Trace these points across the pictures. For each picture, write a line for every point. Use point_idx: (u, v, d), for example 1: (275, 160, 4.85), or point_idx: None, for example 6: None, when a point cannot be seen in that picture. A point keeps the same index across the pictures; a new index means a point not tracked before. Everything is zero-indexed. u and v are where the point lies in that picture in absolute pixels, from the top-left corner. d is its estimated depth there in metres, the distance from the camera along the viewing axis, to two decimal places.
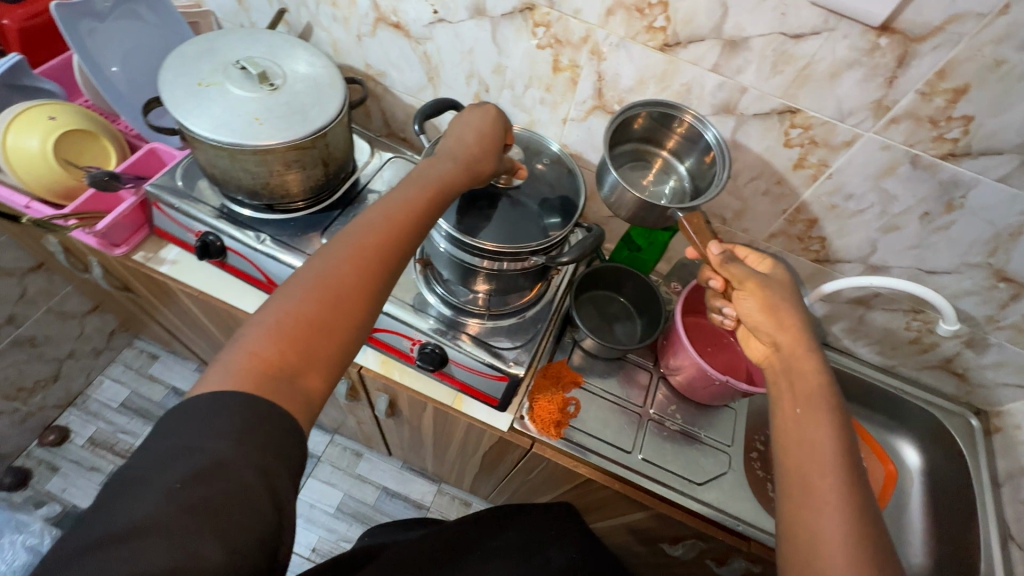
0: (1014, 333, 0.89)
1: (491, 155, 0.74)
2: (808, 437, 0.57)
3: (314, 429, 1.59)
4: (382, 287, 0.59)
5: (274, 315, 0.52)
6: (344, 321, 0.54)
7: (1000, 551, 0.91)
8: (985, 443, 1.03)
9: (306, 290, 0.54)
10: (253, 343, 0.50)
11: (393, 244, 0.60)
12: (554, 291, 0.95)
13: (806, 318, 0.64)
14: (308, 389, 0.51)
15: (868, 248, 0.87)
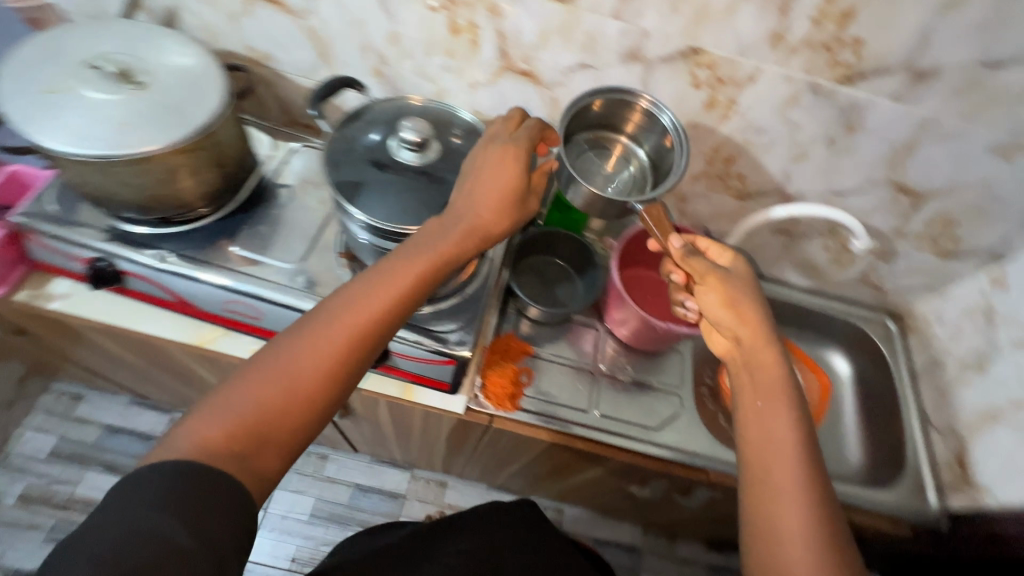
0: (917, 240, 0.96)
1: (511, 216, 0.68)
2: (767, 432, 0.60)
3: None
4: (355, 366, 0.59)
5: (232, 395, 0.53)
6: (305, 396, 0.55)
7: (922, 437, 1.02)
8: (902, 343, 1.12)
9: (268, 368, 0.55)
10: (204, 423, 0.51)
11: (368, 318, 0.59)
12: (490, 265, 0.93)
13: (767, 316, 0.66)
14: (259, 464, 0.52)
15: (784, 179, 0.90)
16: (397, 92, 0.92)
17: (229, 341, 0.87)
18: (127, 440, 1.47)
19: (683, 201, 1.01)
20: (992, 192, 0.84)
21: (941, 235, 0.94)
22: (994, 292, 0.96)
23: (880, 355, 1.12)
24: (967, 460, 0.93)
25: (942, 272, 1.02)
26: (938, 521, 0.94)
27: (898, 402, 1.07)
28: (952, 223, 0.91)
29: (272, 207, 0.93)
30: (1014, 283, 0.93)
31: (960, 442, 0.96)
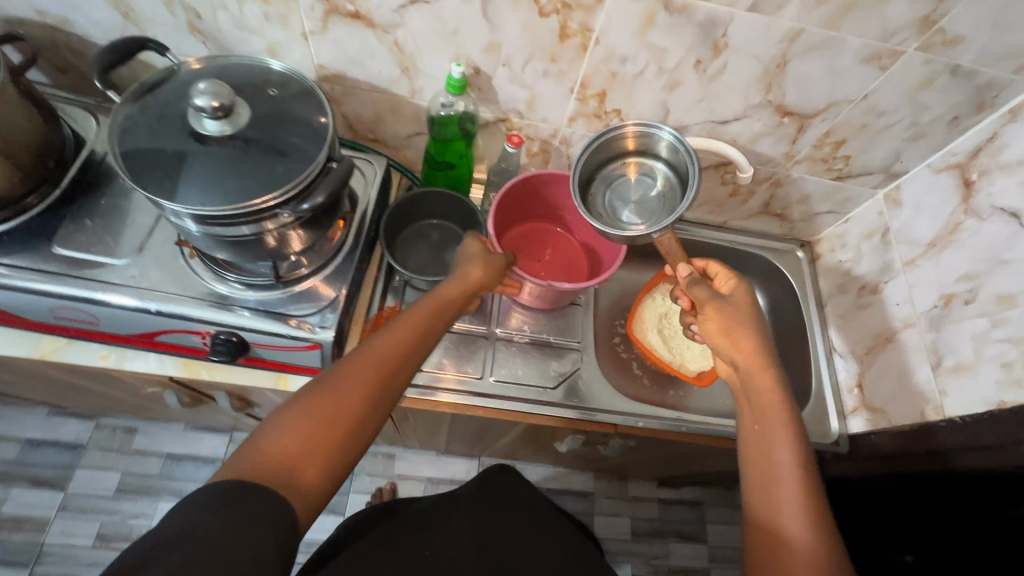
0: (810, 164, 0.91)
1: (493, 266, 0.78)
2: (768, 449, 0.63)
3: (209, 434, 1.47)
4: (388, 399, 0.62)
5: (279, 424, 0.55)
6: (351, 432, 0.57)
7: (827, 363, 1.01)
8: (810, 271, 1.10)
9: (313, 397, 0.57)
10: (271, 439, 0.53)
11: (404, 353, 0.64)
12: (354, 237, 0.86)
13: (765, 345, 0.70)
14: (304, 489, 0.53)
15: (662, 111, 0.83)
16: (226, 51, 0.81)
17: (74, 350, 0.80)
18: (49, 452, 1.41)
19: (567, 144, 0.93)
20: (874, 106, 0.79)
21: (832, 157, 0.89)
22: (890, 211, 0.93)
23: (789, 286, 1.10)
24: (864, 383, 0.94)
25: (841, 195, 0.98)
26: (837, 444, 0.95)
27: (805, 331, 1.06)
28: (840, 143, 0.86)
29: (100, 197, 0.82)
30: (907, 201, 0.90)
31: (859, 366, 0.95)
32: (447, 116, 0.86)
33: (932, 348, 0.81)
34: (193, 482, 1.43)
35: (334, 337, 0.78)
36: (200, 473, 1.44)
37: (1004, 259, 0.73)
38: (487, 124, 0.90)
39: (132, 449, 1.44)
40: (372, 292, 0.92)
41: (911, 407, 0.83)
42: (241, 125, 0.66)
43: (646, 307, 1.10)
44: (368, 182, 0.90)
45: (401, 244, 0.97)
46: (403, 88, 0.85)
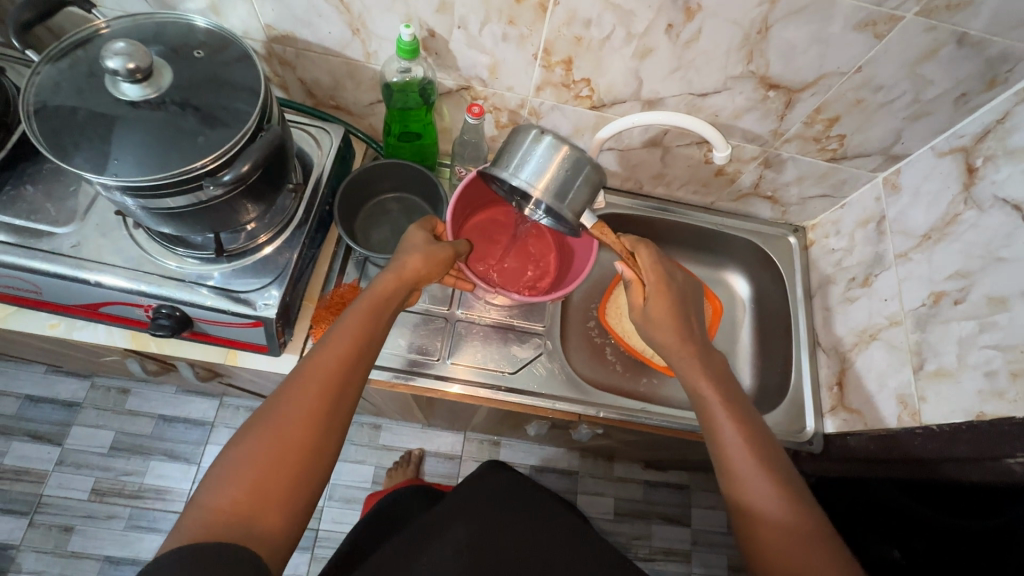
0: (801, 143, 0.84)
1: (434, 258, 0.74)
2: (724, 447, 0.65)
3: (196, 397, 1.47)
4: (338, 413, 0.60)
5: (230, 466, 0.54)
6: (308, 441, 0.57)
7: (810, 358, 0.95)
8: (801, 258, 1.03)
9: (260, 427, 0.57)
10: (217, 493, 0.53)
11: (343, 363, 0.62)
12: (305, 210, 0.82)
13: (688, 326, 0.74)
14: (274, 514, 0.54)
15: (634, 81, 0.76)
16: (168, 7, 0.76)
17: (23, 319, 0.79)
18: (49, 408, 1.41)
19: (536, 116, 0.87)
20: (870, 80, 0.71)
21: (825, 136, 0.81)
22: (887, 197, 0.85)
23: (777, 273, 1.03)
24: (844, 380, 0.88)
25: (835, 178, 0.90)
26: (811, 443, 0.90)
27: (788, 321, 1.00)
28: (834, 120, 0.78)
29: (44, 163, 0.80)
30: (906, 187, 0.82)
31: (841, 362, 0.89)
32: (404, 82, 0.80)
33: (917, 349, 0.75)
34: (186, 444, 1.43)
35: (277, 315, 0.75)
36: (193, 436, 1.44)
37: (1001, 256, 0.65)
38: (449, 92, 0.84)
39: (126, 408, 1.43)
40: (329, 267, 0.89)
41: (889, 410, 0.78)
42: (164, 87, 0.62)
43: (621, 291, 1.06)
44: (323, 151, 0.85)
45: (363, 219, 0.95)
46: (356, 51, 0.79)
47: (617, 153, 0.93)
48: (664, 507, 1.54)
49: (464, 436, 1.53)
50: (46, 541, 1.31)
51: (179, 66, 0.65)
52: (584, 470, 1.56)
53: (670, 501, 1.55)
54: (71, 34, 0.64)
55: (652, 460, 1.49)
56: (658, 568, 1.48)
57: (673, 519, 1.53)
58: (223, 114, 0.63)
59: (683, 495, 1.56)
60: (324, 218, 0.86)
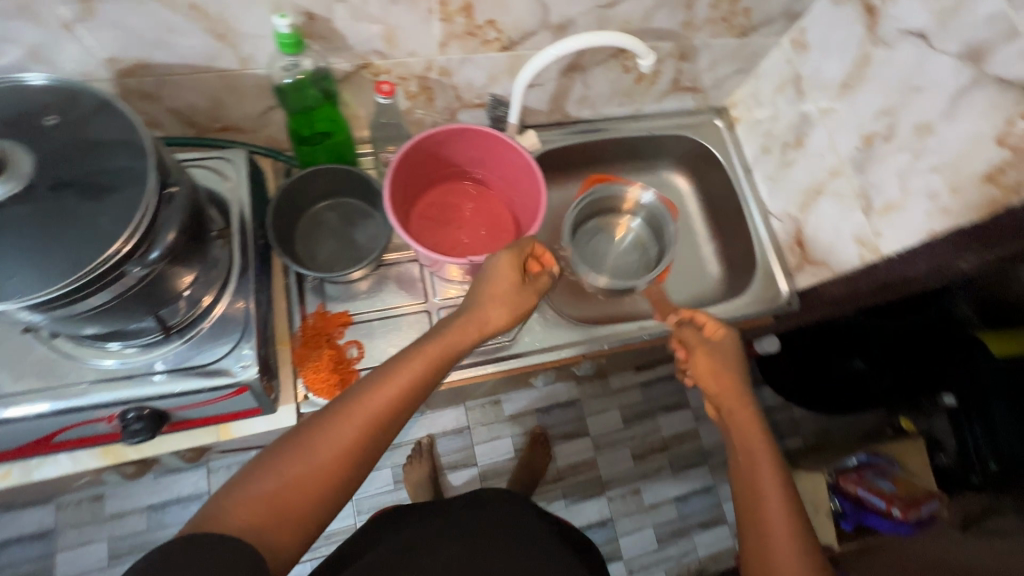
0: (711, 27, 0.83)
1: (513, 306, 0.69)
2: (747, 447, 0.65)
3: (182, 475, 1.37)
4: (372, 449, 0.56)
5: (261, 473, 0.52)
6: (337, 473, 0.53)
7: (765, 227, 1.01)
8: (732, 137, 1.06)
9: (298, 443, 0.54)
10: (238, 499, 0.50)
11: (398, 399, 0.57)
12: (242, 253, 0.73)
13: (741, 372, 0.72)
14: (279, 537, 0.50)
15: (540, 9, 0.72)
16: None
17: None
18: (19, 549, 1.27)
19: (447, 74, 0.81)
20: None
21: (732, 14, 0.81)
22: (798, 57, 0.88)
23: (714, 158, 1.07)
24: (803, 239, 0.94)
25: (747, 52, 0.92)
26: (790, 304, 0.98)
27: (738, 200, 1.04)
28: None
29: None
30: (813, 41, 0.85)
31: (795, 223, 0.95)
32: (296, 81, 0.71)
33: (861, 191, 0.81)
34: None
35: (260, 374, 0.69)
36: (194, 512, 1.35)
37: (917, 85, 0.70)
38: (347, 77, 0.76)
39: (108, 515, 1.32)
40: (287, 302, 0.82)
41: (849, 252, 0.85)
42: (28, 174, 0.50)
43: (581, 226, 1.06)
44: (233, 183, 0.75)
45: (301, 239, 0.86)
46: (229, 60, 0.68)
47: (537, 89, 0.89)
48: (665, 398, 1.62)
49: (466, 407, 1.53)
50: None
51: (35, 142, 0.53)
52: (584, 394, 1.60)
53: (669, 392, 1.64)
54: None
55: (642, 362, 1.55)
56: (676, 452, 1.58)
57: (675, 406, 1.62)
58: (106, 180, 0.53)
59: (678, 383, 1.65)
60: (263, 254, 0.77)
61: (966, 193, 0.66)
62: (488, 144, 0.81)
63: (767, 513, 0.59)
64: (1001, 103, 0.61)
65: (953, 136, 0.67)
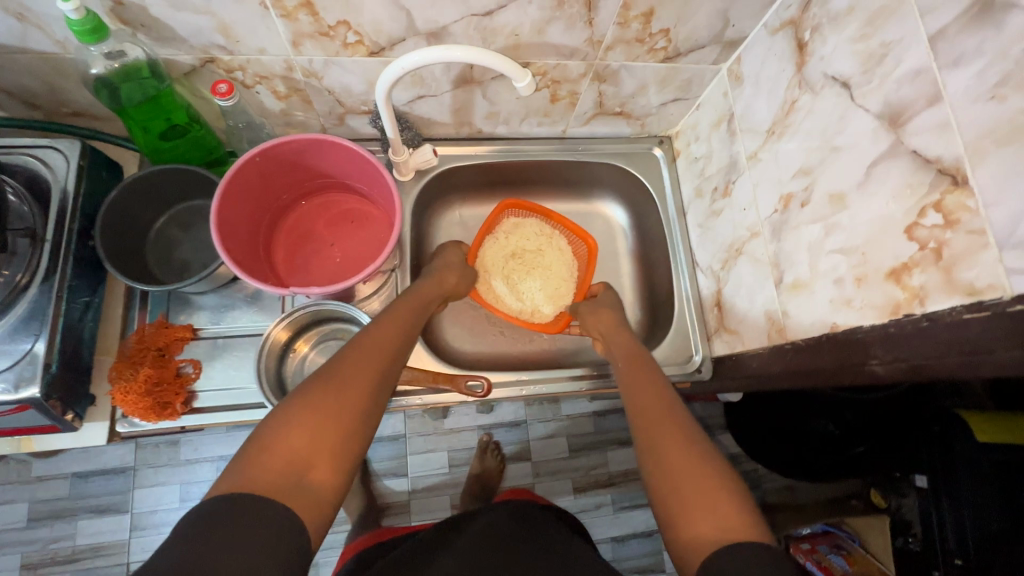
0: (625, 48, 0.72)
1: (464, 275, 0.85)
2: (637, 387, 0.65)
3: (104, 447, 1.36)
4: (380, 400, 0.53)
5: (288, 416, 0.47)
6: (355, 416, 0.50)
7: (691, 278, 0.89)
8: (671, 171, 0.93)
9: (316, 387, 0.50)
10: (282, 437, 0.45)
11: (392, 346, 0.59)
12: (49, 253, 0.66)
13: (621, 319, 0.82)
14: (324, 477, 0.45)
15: (399, 13, 0.61)
16: None
17: None
18: None
19: (314, 76, 0.72)
20: None
21: (648, 35, 0.69)
22: (733, 90, 0.75)
23: (648, 194, 0.94)
24: (721, 301, 0.82)
25: (680, 79, 0.79)
26: (700, 371, 0.85)
27: (667, 244, 0.92)
28: (649, 14, 0.66)
29: None
30: (748, 75, 0.72)
31: (717, 281, 0.83)
32: (122, 68, 0.63)
33: (775, 260, 0.68)
34: (111, 495, 1.34)
35: (44, 390, 0.62)
36: (118, 485, 1.35)
37: (836, 146, 0.57)
38: (193, 71, 0.68)
39: (32, 477, 1.33)
40: (124, 308, 0.76)
41: (760, 326, 0.73)
42: None
43: (487, 254, 0.93)
44: (58, 177, 0.69)
45: (154, 242, 0.80)
46: (42, 43, 0.61)
47: (431, 99, 0.79)
48: (616, 432, 1.52)
49: (405, 413, 1.44)
50: None
51: None
52: (532, 416, 1.50)
53: (621, 425, 1.53)
54: None
55: None
56: (622, 489, 1.48)
57: (627, 441, 1.51)
58: None
59: None
60: (88, 258, 0.71)
61: (871, 289, 0.53)
62: (354, 159, 0.74)
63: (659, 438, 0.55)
64: (915, 185, 0.48)
65: (866, 214, 0.53)
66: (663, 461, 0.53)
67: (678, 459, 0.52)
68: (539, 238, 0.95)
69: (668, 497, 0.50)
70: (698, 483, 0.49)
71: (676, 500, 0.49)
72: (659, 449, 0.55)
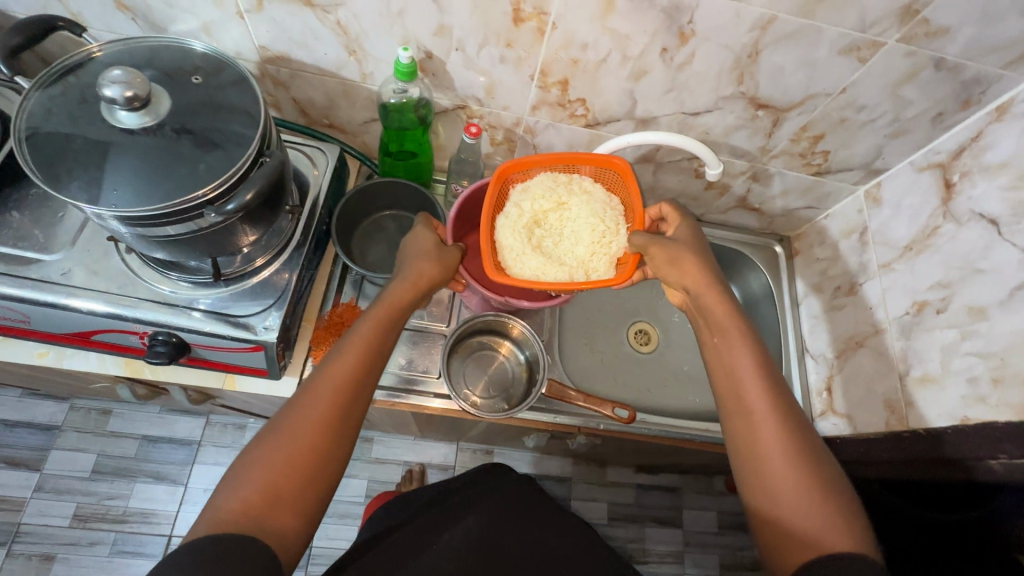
0: (787, 158, 0.87)
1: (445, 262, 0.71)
2: (726, 363, 0.61)
3: (183, 416, 1.42)
4: (343, 433, 0.58)
5: (254, 459, 0.55)
6: (313, 450, 0.56)
7: (798, 363, 0.98)
8: (787, 266, 1.06)
9: (280, 432, 0.56)
10: (233, 493, 0.53)
11: (344, 382, 0.59)
12: (303, 230, 0.81)
13: (710, 265, 0.66)
14: (280, 525, 0.53)
15: (629, 101, 0.78)
16: (157, 28, 0.75)
17: (10, 347, 0.77)
18: (24, 433, 1.35)
19: (531, 134, 0.88)
20: (853, 100, 0.74)
21: (811, 152, 0.84)
22: (869, 209, 0.89)
23: (764, 283, 1.06)
24: (833, 386, 0.91)
25: (820, 191, 0.94)
26: None
27: (777, 329, 1.02)
28: (818, 137, 0.81)
29: (29, 188, 0.77)
30: (887, 199, 0.86)
31: (829, 369, 0.92)
32: (400, 103, 0.80)
33: (902, 356, 0.78)
34: (171, 464, 1.38)
35: (278, 338, 0.75)
36: (179, 456, 1.39)
37: (978, 268, 0.69)
38: (445, 112, 0.85)
39: (108, 431, 1.38)
40: (326, 286, 0.88)
41: (877, 413, 0.81)
42: (163, 114, 0.62)
43: (501, 235, 0.77)
44: (319, 171, 0.85)
45: (359, 236, 0.94)
46: (353, 72, 0.79)
47: None
48: (656, 510, 1.54)
49: (457, 447, 1.51)
50: (27, 572, 1.25)
51: (179, 96, 0.64)
52: (578, 476, 1.55)
53: (663, 504, 1.55)
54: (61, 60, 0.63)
55: (645, 465, 1.48)
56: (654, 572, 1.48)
57: (666, 522, 1.53)
58: (220, 137, 0.63)
59: (675, 498, 1.56)
60: (319, 240, 0.86)
61: (1008, 389, 0.63)
62: None
63: (767, 456, 0.55)
64: None
65: (1007, 327, 0.64)
66: (767, 477, 0.55)
67: (784, 484, 0.54)
68: (552, 196, 0.78)
69: (776, 520, 0.54)
70: (808, 511, 0.52)
71: (783, 526, 0.53)
72: (759, 469, 0.56)
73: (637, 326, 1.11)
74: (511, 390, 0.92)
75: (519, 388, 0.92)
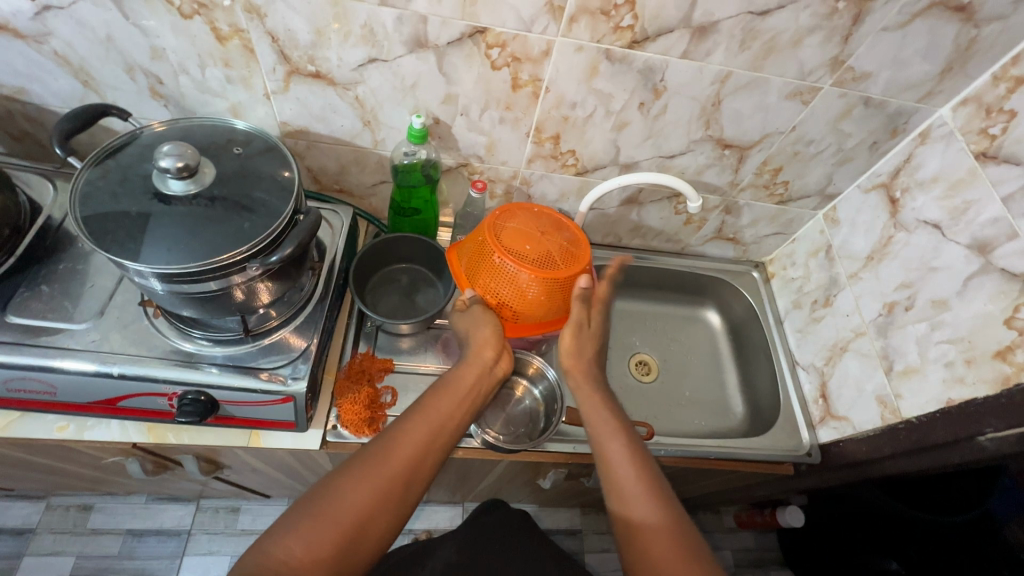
0: (753, 190, 0.99)
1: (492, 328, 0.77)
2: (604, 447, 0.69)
3: (171, 504, 1.35)
4: (405, 497, 0.61)
5: (303, 515, 0.56)
6: (371, 517, 0.57)
7: (790, 376, 1.05)
8: (766, 290, 1.15)
9: (326, 491, 0.58)
10: (283, 543, 0.53)
11: (415, 448, 0.63)
12: (325, 285, 0.86)
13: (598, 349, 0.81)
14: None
15: (613, 149, 0.89)
16: (187, 111, 0.83)
17: (28, 423, 0.76)
18: None
19: (527, 184, 0.97)
20: (802, 136, 0.87)
21: (773, 183, 0.97)
22: (830, 229, 1.00)
23: (748, 305, 1.15)
24: (827, 392, 0.97)
25: (785, 218, 1.05)
26: (810, 455, 0.96)
27: (767, 348, 1.10)
28: (778, 170, 0.94)
29: (57, 262, 0.81)
30: (844, 219, 0.97)
31: (821, 376, 0.99)
32: (410, 163, 0.89)
33: (883, 353, 0.86)
34: (160, 559, 1.29)
35: (306, 388, 0.77)
36: (167, 549, 1.30)
37: (933, 267, 0.79)
38: (449, 169, 0.94)
39: (89, 528, 1.29)
40: (343, 340, 0.92)
41: (871, 412, 0.87)
42: (207, 183, 0.68)
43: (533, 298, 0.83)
44: (335, 232, 0.92)
45: (371, 290, 0.99)
46: (366, 140, 0.87)
47: (599, 212, 1.04)
48: None
49: (462, 508, 1.47)
50: None
51: (219, 168, 0.71)
52: (588, 526, 1.52)
53: None
54: (109, 142, 0.69)
55: None
56: None
57: None
58: (253, 203, 0.68)
59: None
60: (338, 295, 0.90)
61: (980, 367, 0.72)
62: None
63: (627, 489, 0.64)
64: (1007, 291, 0.69)
65: (968, 314, 0.74)
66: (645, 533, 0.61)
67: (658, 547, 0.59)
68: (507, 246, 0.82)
69: (634, 545, 0.60)
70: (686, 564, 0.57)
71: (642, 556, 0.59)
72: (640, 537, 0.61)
73: (637, 358, 1.14)
74: (532, 422, 0.95)
75: (538, 419, 0.95)
